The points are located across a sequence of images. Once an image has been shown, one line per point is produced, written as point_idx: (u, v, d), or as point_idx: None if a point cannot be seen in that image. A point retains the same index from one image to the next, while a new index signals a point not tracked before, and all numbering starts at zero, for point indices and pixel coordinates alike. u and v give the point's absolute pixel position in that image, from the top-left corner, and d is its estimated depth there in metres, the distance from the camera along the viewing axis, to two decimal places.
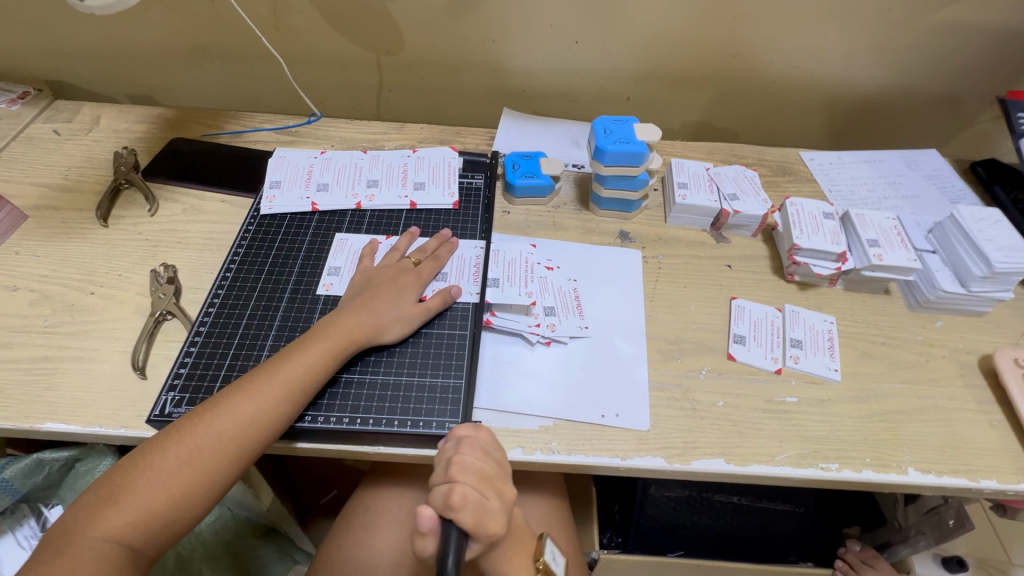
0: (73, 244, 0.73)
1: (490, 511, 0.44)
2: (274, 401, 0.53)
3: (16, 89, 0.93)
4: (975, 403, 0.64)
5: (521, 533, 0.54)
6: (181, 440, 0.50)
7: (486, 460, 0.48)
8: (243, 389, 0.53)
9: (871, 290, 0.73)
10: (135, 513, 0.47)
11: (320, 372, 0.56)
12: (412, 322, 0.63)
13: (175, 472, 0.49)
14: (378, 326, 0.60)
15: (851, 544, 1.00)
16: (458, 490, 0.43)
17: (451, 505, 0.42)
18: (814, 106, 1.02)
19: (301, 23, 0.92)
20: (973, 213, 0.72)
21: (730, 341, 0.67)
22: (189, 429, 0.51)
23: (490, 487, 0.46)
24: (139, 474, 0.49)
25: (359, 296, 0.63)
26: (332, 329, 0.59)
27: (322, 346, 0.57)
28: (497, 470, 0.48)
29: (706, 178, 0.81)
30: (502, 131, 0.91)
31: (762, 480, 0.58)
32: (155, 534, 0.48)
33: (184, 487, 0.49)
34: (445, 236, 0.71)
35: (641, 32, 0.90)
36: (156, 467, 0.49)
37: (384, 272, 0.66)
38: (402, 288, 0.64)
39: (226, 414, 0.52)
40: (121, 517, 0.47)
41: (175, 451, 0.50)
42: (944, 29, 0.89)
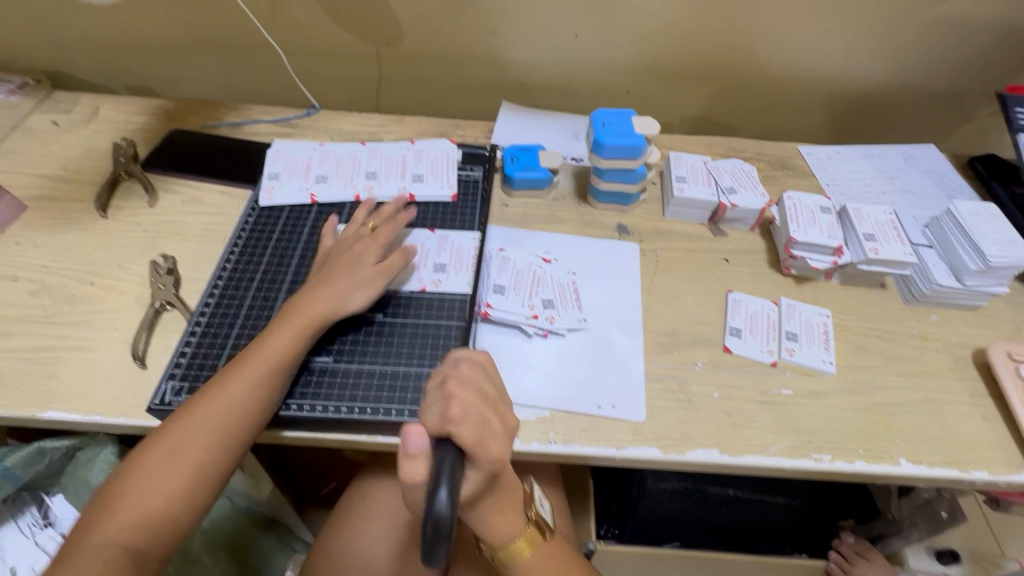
0: (72, 235, 0.73)
1: (491, 431, 0.42)
2: (251, 385, 0.54)
3: (14, 80, 0.93)
4: (968, 396, 0.64)
5: (510, 485, 0.52)
6: (167, 439, 0.51)
7: (486, 382, 0.46)
8: (218, 380, 0.54)
9: (867, 284, 0.74)
10: (134, 513, 0.48)
11: (289, 351, 0.57)
12: (375, 284, 0.62)
13: (168, 470, 0.50)
14: (339, 295, 0.61)
15: (846, 536, 1.01)
16: (456, 405, 0.41)
17: (450, 420, 0.40)
18: (813, 101, 1.02)
19: (300, 15, 0.92)
20: (969, 208, 0.72)
21: (727, 334, 0.68)
22: (173, 425, 0.52)
23: (490, 409, 0.44)
24: (131, 479, 0.50)
25: (315, 275, 0.63)
26: (292, 309, 0.59)
27: (285, 327, 0.58)
28: (496, 393, 0.46)
29: (704, 172, 0.81)
30: (501, 124, 0.91)
31: (756, 470, 0.59)
32: (164, 526, 0.49)
33: (178, 482, 0.50)
34: (402, 200, 0.71)
35: (640, 25, 0.90)
36: (149, 469, 0.50)
37: (340, 245, 0.66)
38: (357, 256, 0.64)
39: (206, 406, 0.53)
40: (120, 520, 0.48)
41: (165, 450, 0.51)
42: (943, 23, 0.89)
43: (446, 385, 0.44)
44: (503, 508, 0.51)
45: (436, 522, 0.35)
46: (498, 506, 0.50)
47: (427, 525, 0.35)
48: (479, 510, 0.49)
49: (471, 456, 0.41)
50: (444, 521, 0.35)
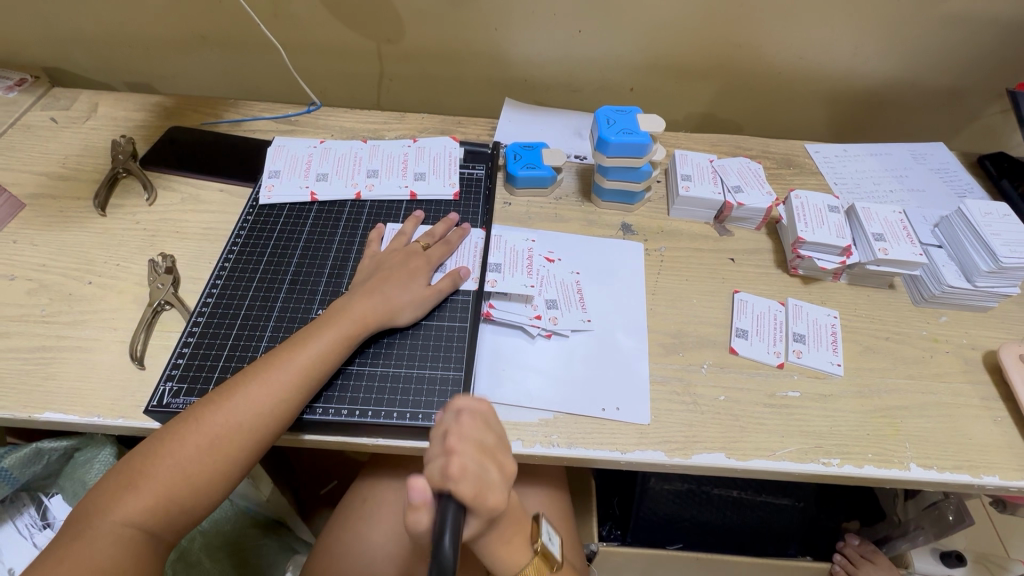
0: (70, 234, 0.72)
1: (490, 483, 0.42)
2: (288, 387, 0.53)
3: (12, 76, 0.91)
4: (979, 399, 0.63)
5: (515, 519, 0.52)
6: (199, 424, 0.50)
7: (485, 432, 0.44)
8: (260, 374, 0.53)
9: (875, 284, 0.73)
10: (155, 497, 0.47)
11: (334, 358, 0.56)
12: (424, 304, 0.63)
13: (194, 458, 0.49)
14: (391, 310, 0.61)
15: (850, 538, 1.00)
16: (456, 461, 0.40)
17: (449, 478, 0.39)
18: (820, 98, 1.00)
19: (300, 10, 0.91)
20: (980, 207, 0.70)
21: (733, 335, 0.66)
22: (206, 416, 0.51)
23: (490, 459, 0.43)
24: (157, 458, 0.48)
25: (374, 279, 0.62)
26: (346, 313, 0.59)
27: (335, 332, 0.57)
28: (496, 440, 0.45)
29: (710, 171, 0.80)
30: (504, 122, 0.90)
31: (763, 475, 0.58)
32: (173, 521, 0.48)
33: (203, 473, 0.49)
34: (453, 221, 0.71)
35: (645, 21, 0.89)
36: (175, 451, 0.49)
37: (392, 257, 0.66)
38: (412, 272, 0.64)
39: (245, 400, 0.52)
40: (140, 501, 0.47)
41: (194, 437, 0.49)
42: (954, 19, 0.87)
43: (445, 438, 0.42)
44: (507, 539, 0.50)
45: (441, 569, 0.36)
46: (503, 537, 0.50)
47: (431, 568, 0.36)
48: (484, 542, 0.49)
49: (472, 510, 0.41)
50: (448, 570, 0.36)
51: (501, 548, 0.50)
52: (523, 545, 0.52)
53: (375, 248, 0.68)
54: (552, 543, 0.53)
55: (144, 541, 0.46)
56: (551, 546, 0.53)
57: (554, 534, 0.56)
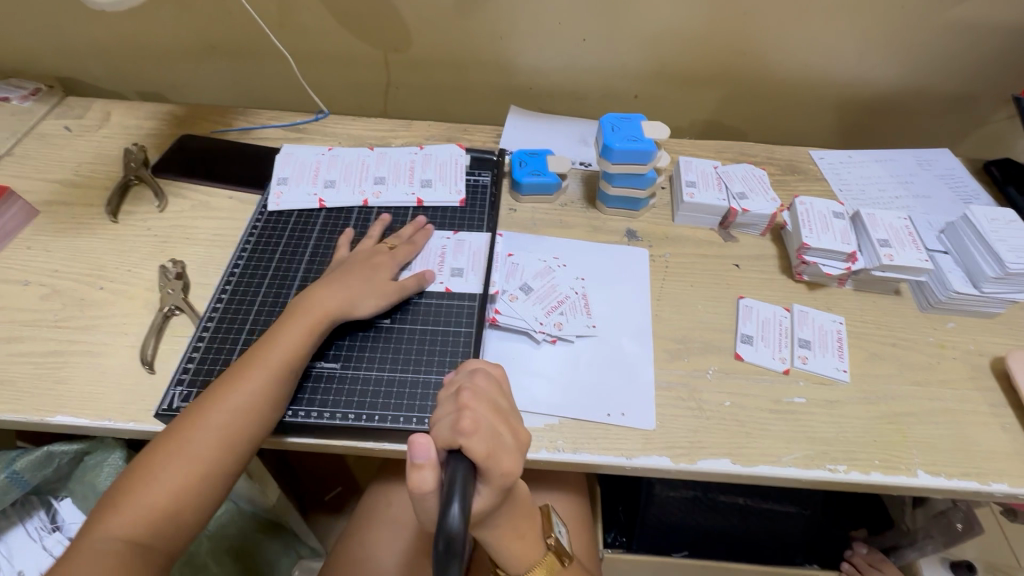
0: (83, 240, 0.73)
1: (503, 445, 0.42)
2: (255, 385, 0.54)
3: (27, 86, 0.93)
4: (987, 406, 0.63)
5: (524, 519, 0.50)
6: (177, 436, 0.51)
7: (498, 396, 0.46)
8: (225, 378, 0.54)
9: (881, 290, 0.73)
10: (143, 511, 0.47)
11: (296, 352, 0.57)
12: (387, 298, 0.63)
13: (177, 468, 0.49)
14: (352, 303, 0.61)
15: (858, 547, 0.99)
16: (468, 418, 0.41)
17: (461, 432, 0.40)
18: (824, 105, 1.01)
19: (309, 20, 0.92)
20: (986, 213, 0.71)
21: (738, 341, 0.67)
22: (183, 426, 0.51)
23: (502, 422, 0.44)
24: (139, 474, 0.49)
25: (330, 277, 0.64)
26: (303, 309, 0.59)
27: (288, 326, 0.58)
28: (509, 407, 0.46)
29: (715, 177, 0.80)
30: (510, 129, 0.91)
31: (769, 481, 0.58)
32: (167, 531, 0.48)
33: (187, 481, 0.49)
34: (420, 223, 0.72)
35: (649, 30, 0.90)
36: (157, 465, 0.49)
37: (357, 256, 0.67)
38: (375, 268, 0.65)
39: (215, 404, 0.52)
40: (128, 516, 0.47)
41: (171, 448, 0.50)
42: (958, 26, 0.88)
43: (460, 397, 0.43)
44: (518, 528, 0.49)
45: (449, 535, 0.33)
46: (513, 526, 0.49)
47: (439, 539, 0.33)
48: (494, 528, 0.48)
49: (483, 469, 0.40)
50: (457, 534, 0.33)
51: (512, 539, 0.49)
52: (535, 539, 0.52)
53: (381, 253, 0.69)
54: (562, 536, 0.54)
55: (139, 555, 0.46)
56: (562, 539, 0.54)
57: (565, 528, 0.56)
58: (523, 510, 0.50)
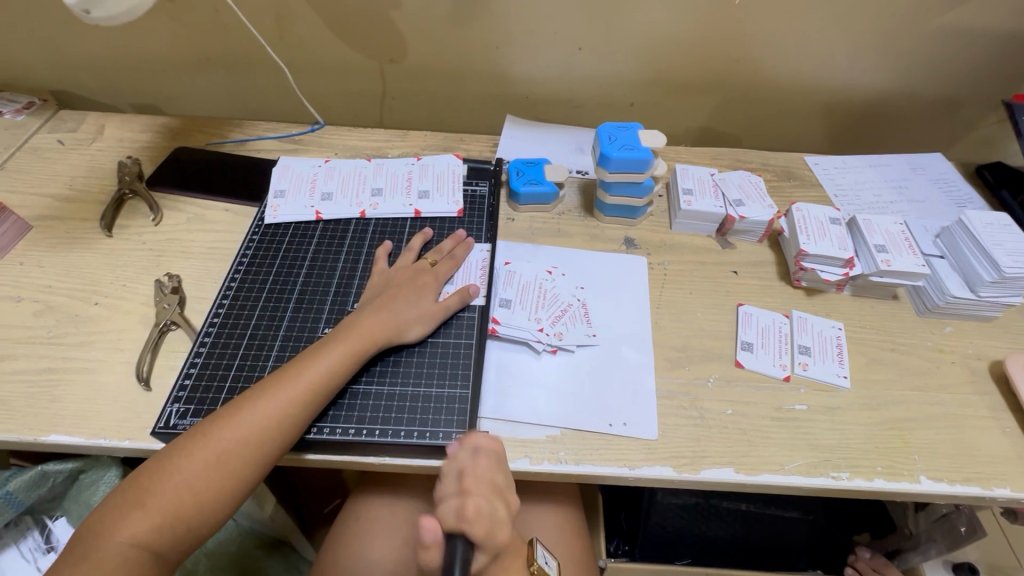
0: (77, 255, 0.72)
1: (499, 521, 0.45)
2: (295, 406, 0.53)
3: (20, 99, 0.93)
4: (987, 410, 0.63)
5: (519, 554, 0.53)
6: (205, 443, 0.50)
7: (495, 472, 0.48)
8: (272, 392, 0.53)
9: (879, 295, 0.73)
10: (163, 516, 0.47)
11: (341, 376, 0.56)
12: (432, 320, 0.63)
13: (201, 478, 0.49)
14: (399, 326, 0.61)
15: (861, 551, 1.01)
16: (470, 503, 0.44)
17: (463, 517, 0.43)
18: (818, 111, 1.01)
19: (304, 32, 0.92)
20: (981, 218, 0.71)
21: (738, 348, 0.66)
22: (214, 432, 0.51)
23: (498, 501, 0.46)
24: (163, 475, 0.48)
25: (383, 296, 0.63)
26: (349, 329, 0.59)
27: (344, 348, 0.57)
28: (505, 482, 0.49)
29: (711, 184, 0.80)
30: (506, 138, 0.91)
31: (772, 489, 0.58)
32: (180, 541, 0.48)
33: (210, 492, 0.49)
34: (462, 236, 0.72)
35: (644, 38, 0.90)
36: (182, 470, 0.49)
37: (402, 273, 0.67)
38: (421, 288, 0.64)
39: (253, 419, 0.51)
40: (148, 520, 0.47)
41: (199, 454, 0.49)
42: (947, 32, 0.89)
43: (464, 479, 0.46)
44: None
45: None
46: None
47: None
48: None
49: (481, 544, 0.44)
50: None
51: None
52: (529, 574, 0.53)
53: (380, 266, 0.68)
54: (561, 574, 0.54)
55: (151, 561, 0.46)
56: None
57: (550, 559, 0.55)
58: (518, 552, 0.53)
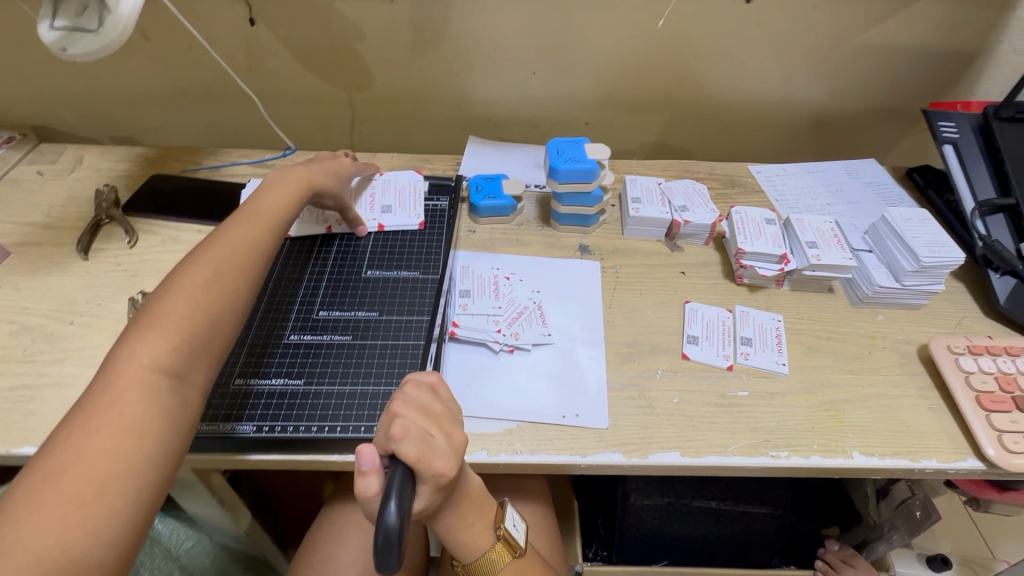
0: (54, 277, 0.75)
1: (436, 447, 0.41)
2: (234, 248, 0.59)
3: (0, 135, 0.97)
4: (915, 389, 0.68)
5: (479, 502, 0.52)
6: (157, 322, 0.50)
7: (432, 399, 0.45)
8: (211, 270, 0.56)
9: (815, 289, 0.78)
10: (141, 388, 0.46)
11: (265, 253, 0.62)
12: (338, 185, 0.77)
13: (163, 348, 0.48)
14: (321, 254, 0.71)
15: (830, 544, 1.03)
16: (399, 422, 0.41)
17: (392, 437, 0.40)
18: (760, 124, 1.09)
19: (275, 64, 0.98)
20: (902, 214, 0.77)
21: (685, 342, 0.71)
22: (160, 312, 0.51)
23: (436, 426, 0.43)
24: (111, 363, 0.47)
25: (285, 184, 0.71)
26: (256, 211, 0.66)
27: (262, 221, 0.65)
28: (445, 410, 0.45)
29: (658, 193, 0.86)
30: (468, 157, 0.97)
31: (717, 470, 0.61)
32: (169, 407, 0.46)
33: (180, 353, 0.49)
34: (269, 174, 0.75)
35: (592, 62, 0.97)
36: (137, 351, 0.47)
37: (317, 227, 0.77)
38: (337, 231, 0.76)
39: (205, 288, 0.54)
40: (128, 396, 0.45)
41: (150, 334, 0.49)
42: (869, 49, 0.97)
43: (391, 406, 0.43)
44: (467, 521, 0.51)
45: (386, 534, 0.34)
46: (462, 519, 0.51)
47: (377, 536, 0.34)
48: (444, 523, 0.50)
49: (417, 473, 0.40)
50: (393, 532, 0.34)
51: (460, 528, 0.51)
52: (486, 531, 0.53)
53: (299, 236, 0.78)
54: (515, 528, 0.54)
55: (164, 388, 0.47)
56: (514, 532, 0.54)
57: (519, 522, 0.56)
58: (475, 503, 0.52)
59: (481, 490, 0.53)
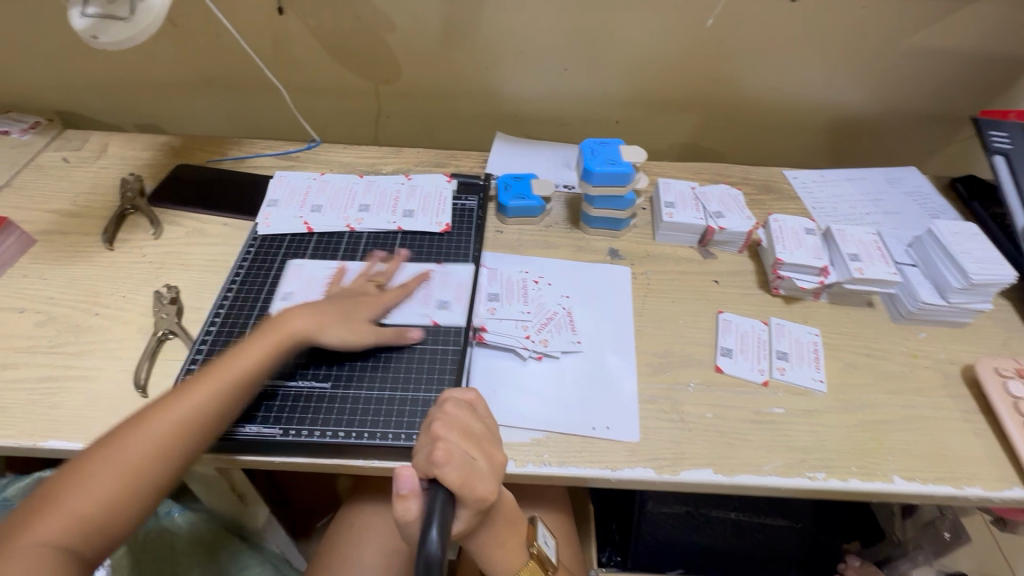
0: (79, 267, 0.75)
1: (477, 471, 0.42)
2: (206, 415, 0.55)
3: (26, 119, 0.96)
4: (959, 412, 0.65)
5: (513, 521, 0.52)
6: (124, 452, 0.51)
7: (473, 421, 0.45)
8: (194, 404, 0.55)
9: (855, 303, 0.75)
10: (65, 520, 0.47)
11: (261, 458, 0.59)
12: (367, 329, 0.64)
13: (115, 482, 0.50)
14: (323, 323, 0.62)
15: (851, 560, 1.01)
16: (441, 448, 0.41)
17: (434, 462, 0.40)
18: (797, 127, 1.05)
19: (302, 54, 0.96)
20: (950, 227, 0.74)
21: (718, 354, 0.69)
22: (128, 430, 0.52)
23: (476, 448, 0.43)
24: (68, 486, 0.49)
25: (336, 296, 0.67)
26: (275, 326, 0.62)
27: (266, 342, 0.60)
28: (484, 432, 0.45)
29: (692, 197, 0.83)
30: (496, 154, 0.95)
31: (751, 489, 0.59)
32: (94, 533, 0.48)
33: (114, 493, 0.49)
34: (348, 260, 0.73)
35: (626, 59, 0.94)
36: (97, 477, 0.49)
37: (356, 286, 0.69)
38: (363, 303, 0.66)
39: (182, 420, 0.54)
40: (53, 523, 0.46)
41: (116, 469, 0.50)
42: (917, 51, 0.93)
43: (432, 428, 0.43)
44: (501, 539, 0.50)
45: (428, 560, 0.34)
46: (497, 538, 0.50)
47: (418, 563, 0.34)
48: (478, 543, 0.50)
49: (459, 498, 0.40)
50: (435, 560, 0.34)
51: (494, 548, 0.50)
52: (519, 550, 0.53)
53: (301, 272, 0.73)
54: (547, 546, 0.54)
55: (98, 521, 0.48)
56: (546, 549, 0.54)
57: (549, 538, 0.56)
58: (509, 522, 0.51)
59: (514, 506, 0.52)
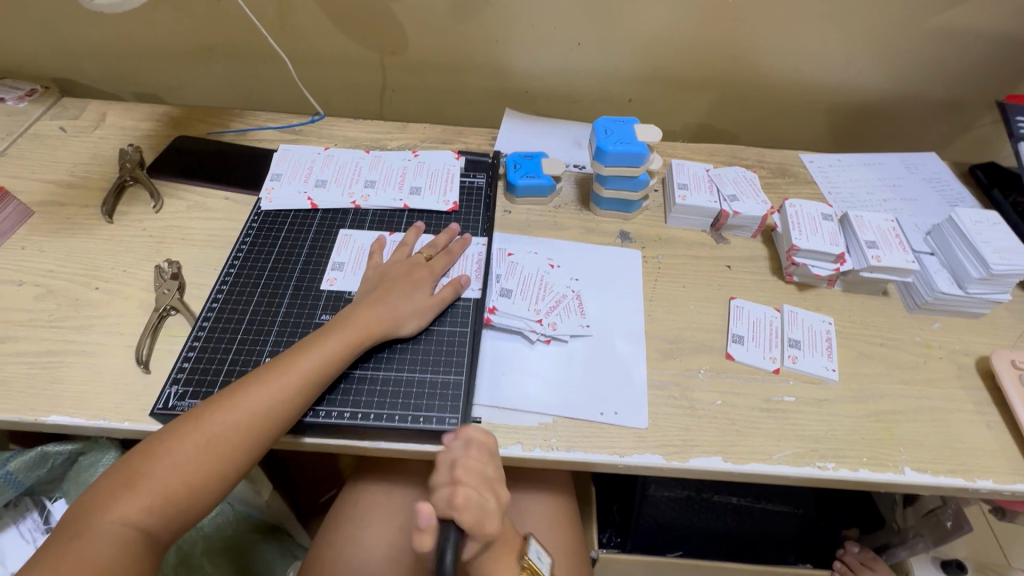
0: (78, 240, 0.73)
1: (486, 514, 0.45)
2: (284, 415, 0.54)
3: (22, 86, 0.93)
4: (972, 404, 0.64)
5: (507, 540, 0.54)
6: (208, 436, 0.51)
7: (488, 461, 0.48)
8: (279, 396, 0.53)
9: (869, 291, 0.74)
10: (150, 500, 0.48)
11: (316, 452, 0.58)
12: (426, 314, 0.64)
13: (195, 468, 0.49)
14: (395, 320, 0.61)
15: (850, 545, 1.01)
16: (461, 492, 0.44)
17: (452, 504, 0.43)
18: (814, 109, 1.02)
19: (306, 23, 0.93)
20: (971, 216, 0.72)
21: (730, 341, 0.68)
22: (206, 416, 0.52)
23: (489, 490, 0.46)
24: (157, 461, 0.49)
25: (405, 282, 0.64)
26: (352, 319, 0.60)
27: (340, 337, 0.58)
28: (495, 474, 0.48)
29: (706, 180, 0.81)
30: (504, 131, 0.92)
31: (758, 477, 0.59)
32: (171, 521, 0.49)
33: (198, 475, 0.49)
34: (421, 228, 0.73)
35: (642, 35, 0.91)
36: (176, 461, 0.49)
37: (397, 266, 0.67)
38: (416, 283, 0.65)
39: (261, 411, 0.52)
40: (137, 503, 0.47)
41: (202, 454, 0.50)
42: (944, 32, 0.90)
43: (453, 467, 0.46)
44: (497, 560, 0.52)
45: None
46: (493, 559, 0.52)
47: None
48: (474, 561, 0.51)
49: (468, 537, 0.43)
50: None
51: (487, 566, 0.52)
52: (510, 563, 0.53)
53: (349, 242, 0.73)
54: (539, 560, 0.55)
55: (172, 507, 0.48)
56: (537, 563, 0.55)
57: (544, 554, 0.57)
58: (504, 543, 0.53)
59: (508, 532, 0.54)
